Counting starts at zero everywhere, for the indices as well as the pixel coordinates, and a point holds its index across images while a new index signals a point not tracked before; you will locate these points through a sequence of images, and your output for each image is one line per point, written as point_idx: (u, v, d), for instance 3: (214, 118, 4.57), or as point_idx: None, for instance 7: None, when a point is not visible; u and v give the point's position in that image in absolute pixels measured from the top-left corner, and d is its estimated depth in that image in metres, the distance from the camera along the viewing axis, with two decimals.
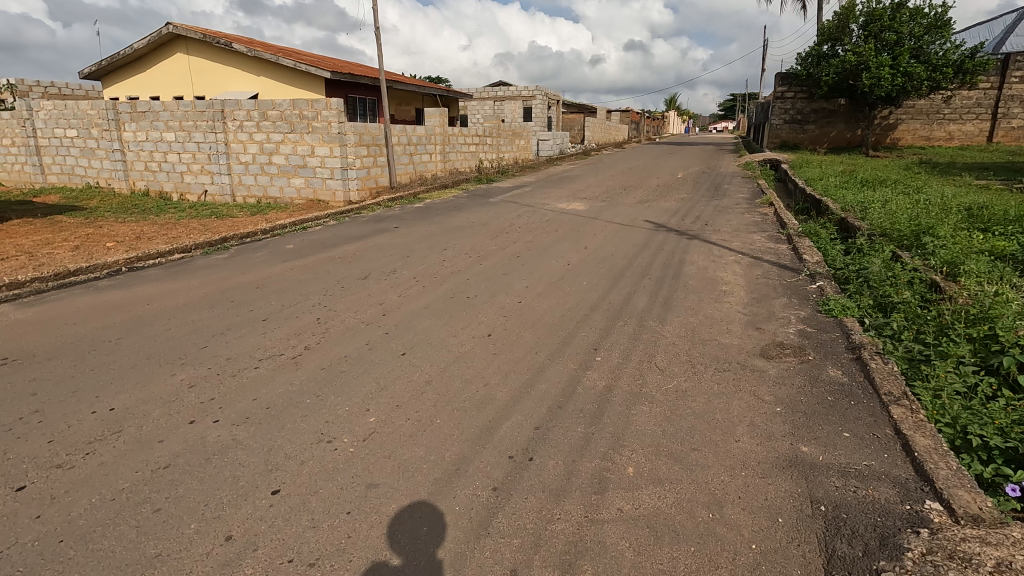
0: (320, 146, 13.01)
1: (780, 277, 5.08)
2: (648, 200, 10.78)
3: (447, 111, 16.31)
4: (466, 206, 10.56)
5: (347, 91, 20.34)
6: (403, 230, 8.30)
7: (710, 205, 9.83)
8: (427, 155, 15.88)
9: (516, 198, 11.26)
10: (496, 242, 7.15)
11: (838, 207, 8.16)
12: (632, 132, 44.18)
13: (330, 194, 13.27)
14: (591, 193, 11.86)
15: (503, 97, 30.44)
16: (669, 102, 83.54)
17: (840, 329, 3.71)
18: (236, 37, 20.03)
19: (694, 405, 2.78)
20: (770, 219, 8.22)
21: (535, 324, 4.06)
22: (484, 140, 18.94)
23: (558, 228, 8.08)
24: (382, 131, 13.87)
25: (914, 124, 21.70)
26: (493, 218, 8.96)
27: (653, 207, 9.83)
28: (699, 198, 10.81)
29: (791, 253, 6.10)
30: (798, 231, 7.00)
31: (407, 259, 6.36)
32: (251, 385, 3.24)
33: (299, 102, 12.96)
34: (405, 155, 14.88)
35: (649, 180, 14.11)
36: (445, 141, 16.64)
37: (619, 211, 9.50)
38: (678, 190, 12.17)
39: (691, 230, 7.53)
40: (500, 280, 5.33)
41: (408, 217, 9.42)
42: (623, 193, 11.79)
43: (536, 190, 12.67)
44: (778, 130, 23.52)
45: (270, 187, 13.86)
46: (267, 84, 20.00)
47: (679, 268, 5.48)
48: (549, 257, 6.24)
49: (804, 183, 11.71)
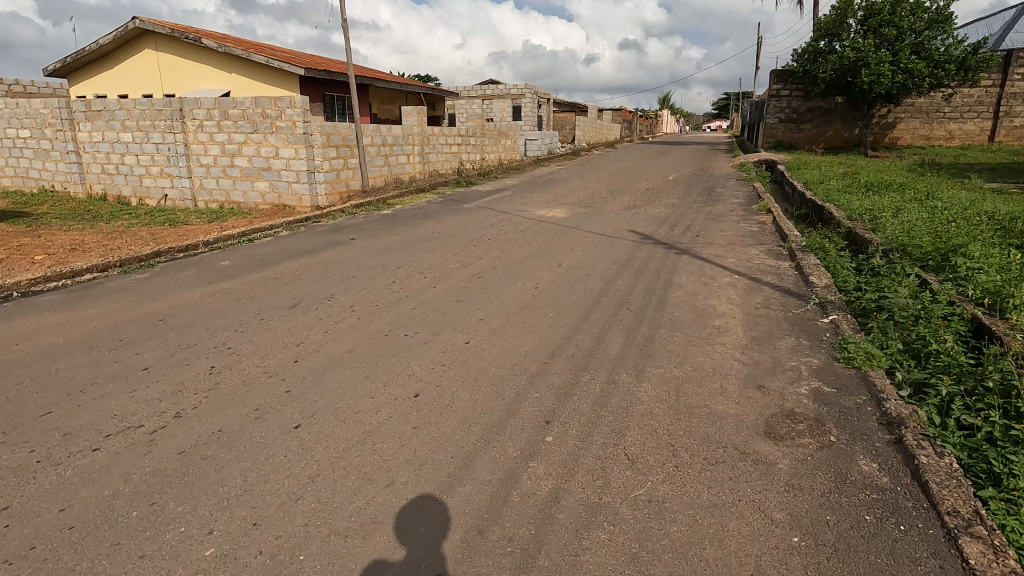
0: (284, 147, 12.13)
1: (784, 307, 4.24)
2: (635, 205, 9.97)
3: (425, 109, 15.46)
4: (438, 213, 9.72)
5: (322, 88, 19.43)
6: (360, 242, 7.45)
7: (702, 212, 9.00)
8: (404, 156, 15.01)
9: (493, 204, 10.43)
10: (459, 259, 6.31)
11: (843, 216, 7.37)
12: (625, 132, 43.37)
13: (295, 199, 12.37)
14: (575, 198, 11.05)
15: (491, 95, 29.57)
16: (663, 101, 82.86)
17: (867, 390, 2.87)
18: (206, 32, 19.07)
19: (672, 532, 1.93)
20: (769, 228, 7.41)
21: (478, 378, 3.21)
22: (467, 140, 18.08)
23: (532, 240, 7.24)
24: (354, 131, 12.97)
25: (914, 123, 20.98)
26: (463, 227, 8.13)
27: (641, 214, 9.01)
28: (691, 204, 9.99)
29: (795, 273, 5.27)
30: (801, 245, 6.17)
31: (351, 281, 5.51)
32: (72, 482, 2.38)
33: (261, 100, 12.10)
34: (379, 157, 14.02)
35: (638, 183, 13.30)
36: (424, 142, 15.78)
37: (603, 219, 8.68)
38: (668, 194, 11.37)
39: (680, 244, 6.71)
40: (450, 311, 4.47)
41: (370, 227, 8.54)
42: (609, 197, 10.95)
43: (516, 194, 11.83)
44: (773, 129, 22.77)
45: (233, 191, 12.94)
46: (238, 82, 19.06)
47: (664, 295, 4.63)
48: (515, 278, 5.39)
49: (802, 187, 10.95)
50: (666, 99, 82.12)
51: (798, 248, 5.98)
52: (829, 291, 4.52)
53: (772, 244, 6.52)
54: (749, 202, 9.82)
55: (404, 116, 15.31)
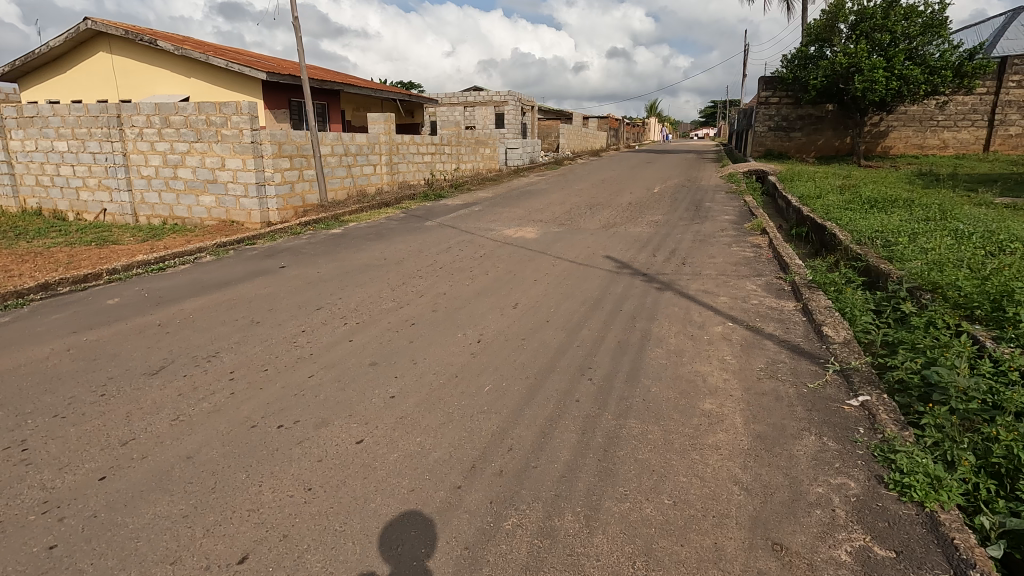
0: (230, 158, 11.00)
1: (795, 377, 3.21)
2: (615, 223, 9.00)
3: (393, 116, 14.45)
4: (395, 232, 8.66)
5: (288, 93, 18.47)
6: (291, 271, 6.36)
7: (690, 232, 8.01)
8: (369, 167, 13.94)
9: (459, 221, 9.40)
10: (398, 295, 5.24)
11: (850, 239, 6.43)
12: (612, 140, 42.63)
13: (244, 215, 11.24)
14: (552, 214, 10.04)
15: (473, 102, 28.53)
16: (651, 109, 82.55)
17: (944, 557, 1.84)
18: (163, 34, 17.89)
19: None
20: (766, 254, 6.42)
21: (349, 522, 2.12)
22: (440, 149, 17.07)
23: (491, 268, 6.19)
24: (310, 140, 11.86)
25: (906, 131, 20.28)
26: (416, 251, 7.07)
27: (621, 235, 8.01)
28: (678, 221, 9.00)
29: (804, 318, 4.25)
30: (805, 278, 5.18)
31: (252, 329, 4.41)
32: None
33: (205, 106, 10.98)
34: (339, 168, 12.95)
35: (622, 196, 12.34)
36: (392, 151, 14.74)
37: (577, 240, 7.70)
38: (653, 209, 10.38)
39: (663, 274, 5.68)
40: (355, 381, 3.37)
41: (311, 250, 7.45)
42: (586, 214, 9.94)
43: (487, 209, 10.80)
44: (762, 137, 21.99)
45: (177, 205, 11.78)
46: (197, 87, 17.90)
47: (639, 356, 3.58)
48: (456, 327, 4.31)
49: (797, 202, 10.06)
50: (654, 106, 81.86)
51: (802, 283, 4.99)
52: (850, 350, 3.51)
53: (771, 276, 5.51)
54: (741, 220, 8.86)
55: (370, 123, 14.31)
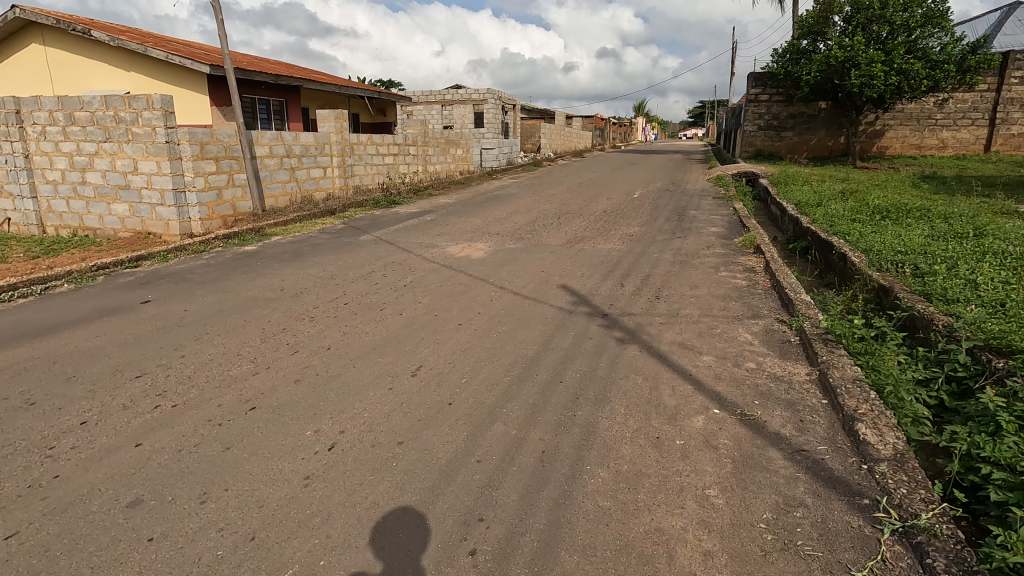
0: (144, 160, 9.50)
1: (828, 550, 1.85)
2: (582, 236, 7.65)
3: (346, 114, 13.03)
4: (319, 249, 7.23)
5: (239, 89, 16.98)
6: (153, 309, 4.91)
7: (669, 249, 6.66)
8: (316, 170, 12.48)
9: (403, 234, 8.02)
10: (265, 350, 3.83)
11: (865, 264, 5.15)
12: (598, 140, 41.40)
13: (161, 226, 9.71)
14: (513, 225, 8.69)
15: (452, 101, 27.40)
16: (638, 109, 81.57)
17: None
18: (99, 23, 16.26)
19: None
20: (762, 283, 5.08)
21: None
22: (404, 149, 15.70)
23: (411, 303, 4.80)
24: (241, 139, 10.37)
25: (903, 131, 19.15)
26: (327, 278, 5.66)
27: (586, 253, 6.66)
28: (657, 234, 7.68)
29: (826, 400, 2.89)
30: (818, 324, 3.83)
31: (16, 419, 2.98)
32: None
33: (112, 100, 9.45)
34: (279, 171, 11.49)
35: (597, 203, 11.00)
36: (345, 152, 13.30)
37: (531, 260, 6.33)
38: (630, 219, 9.04)
39: (629, 315, 4.30)
40: (69, 556, 1.95)
41: (202, 275, 6.01)
42: (552, 225, 8.58)
43: (440, 219, 9.42)
44: (752, 137, 20.79)
45: (86, 215, 10.25)
46: (137, 81, 16.29)
47: (568, 490, 2.21)
48: (308, 416, 2.89)
49: (793, 210, 8.82)
50: (641, 105, 81.00)
51: (814, 331, 3.67)
52: (910, 481, 2.15)
53: (770, 319, 4.16)
54: (730, 233, 7.55)
55: (320, 121, 12.92)
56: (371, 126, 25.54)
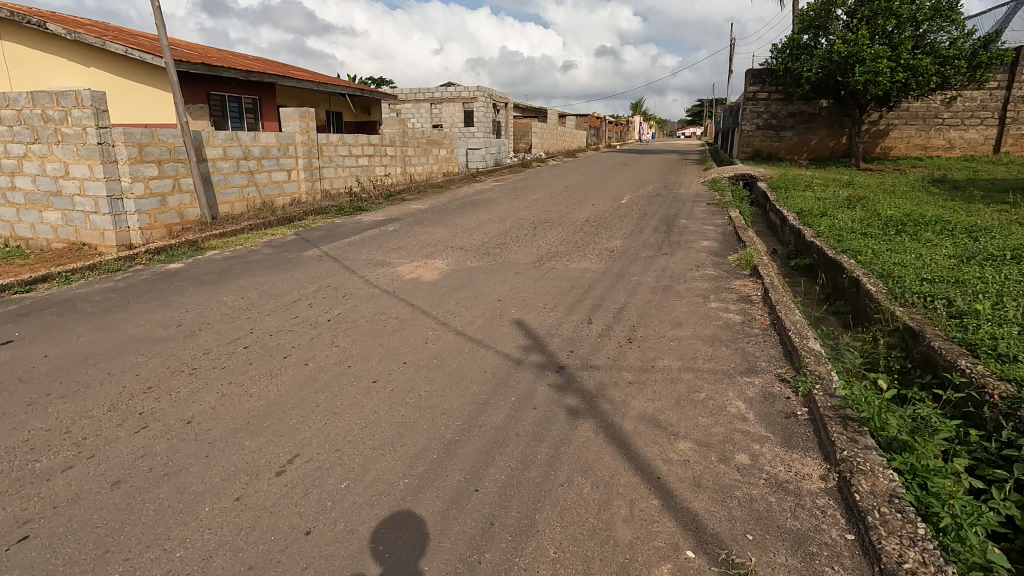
0: (75, 163, 8.54)
1: None
2: (555, 252, 6.74)
3: (312, 113, 12.11)
4: (253, 268, 6.29)
5: (207, 86, 16.02)
6: (12, 351, 4.00)
7: (652, 269, 5.75)
8: (279, 173, 11.58)
9: (355, 249, 7.11)
10: (107, 425, 2.91)
11: (885, 296, 4.26)
12: (593, 140, 40.54)
13: (97, 236, 8.74)
14: (482, 237, 7.78)
15: (440, 99, 26.74)
16: (635, 107, 80.93)
17: None
18: (58, 16, 15.29)
19: None
20: (761, 319, 4.18)
21: None
22: (380, 150, 14.82)
23: (326, 347, 3.88)
24: (187, 140, 9.42)
25: (908, 130, 18.26)
26: (241, 309, 4.75)
27: (557, 274, 5.74)
28: (641, 249, 6.76)
29: (855, 533, 1.98)
30: (832, 388, 2.93)
31: None
32: None
33: (39, 96, 8.49)
34: (235, 175, 10.56)
35: (581, 210, 10.09)
36: (313, 153, 12.39)
37: (491, 284, 5.43)
38: (614, 229, 8.13)
39: (590, 370, 3.38)
40: None
41: (101, 302, 5.08)
42: (526, 237, 7.68)
43: (405, 229, 8.52)
44: (750, 137, 19.92)
45: (18, 223, 9.33)
46: (96, 77, 15.26)
47: None
48: (93, 557, 1.97)
49: (795, 220, 7.92)
50: (638, 104, 80.37)
51: (827, 403, 2.77)
52: None
53: (770, 376, 3.25)
54: (723, 248, 6.64)
55: (284, 120, 12.00)
56: (355, 125, 24.61)
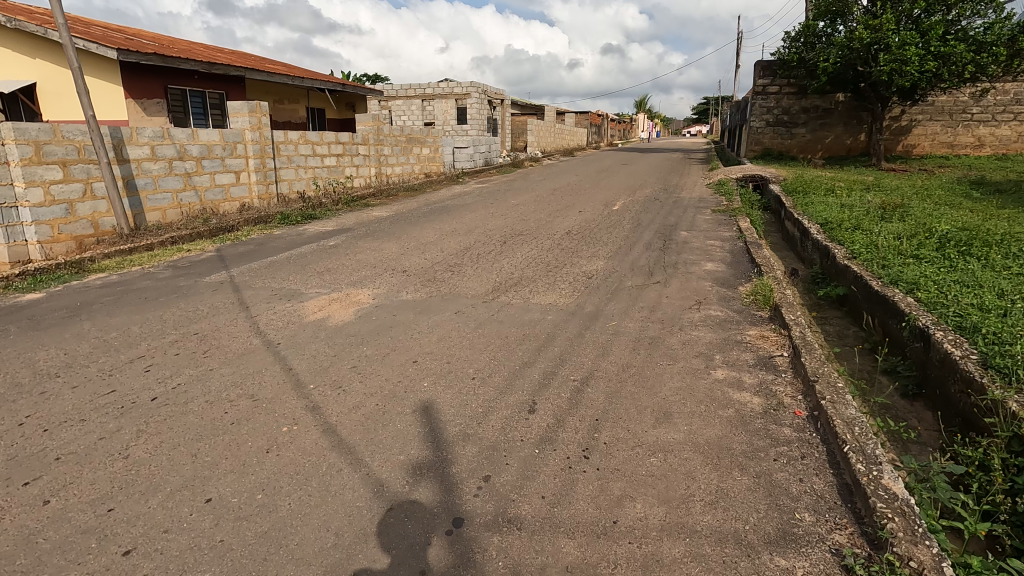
0: None
1: None
2: (518, 279, 5.31)
3: (264, 107, 10.70)
4: (126, 301, 4.90)
5: (165, 79, 14.64)
6: None
7: (637, 308, 4.31)
8: (223, 175, 10.19)
9: (272, 273, 5.71)
10: None
11: (983, 372, 2.81)
12: (594, 138, 39.07)
13: None
14: (436, 255, 6.37)
15: (431, 95, 25.29)
16: (639, 104, 79.38)
17: None
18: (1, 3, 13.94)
19: None
20: (795, 410, 2.72)
21: None
22: (350, 149, 13.43)
23: (105, 461, 2.46)
24: (101, 139, 8.00)
25: (933, 127, 16.70)
26: (47, 376, 3.33)
27: (512, 314, 4.29)
28: (627, 274, 5.32)
29: None
30: None
31: None
32: None
33: None
34: (166, 177, 9.16)
35: (565, 219, 8.66)
36: (266, 152, 11.00)
37: (417, 330, 3.99)
38: (598, 245, 6.69)
39: (504, 533, 1.95)
40: None
41: None
42: (488, 257, 6.25)
43: (349, 243, 7.12)
44: (759, 134, 18.40)
45: None
46: (41, 70, 13.93)
47: None
48: None
49: (821, 236, 6.44)
50: (643, 101, 78.73)
51: None
52: None
53: (823, 559, 1.81)
54: (733, 274, 5.19)
55: (232, 115, 10.57)
56: (339, 122, 23.20)
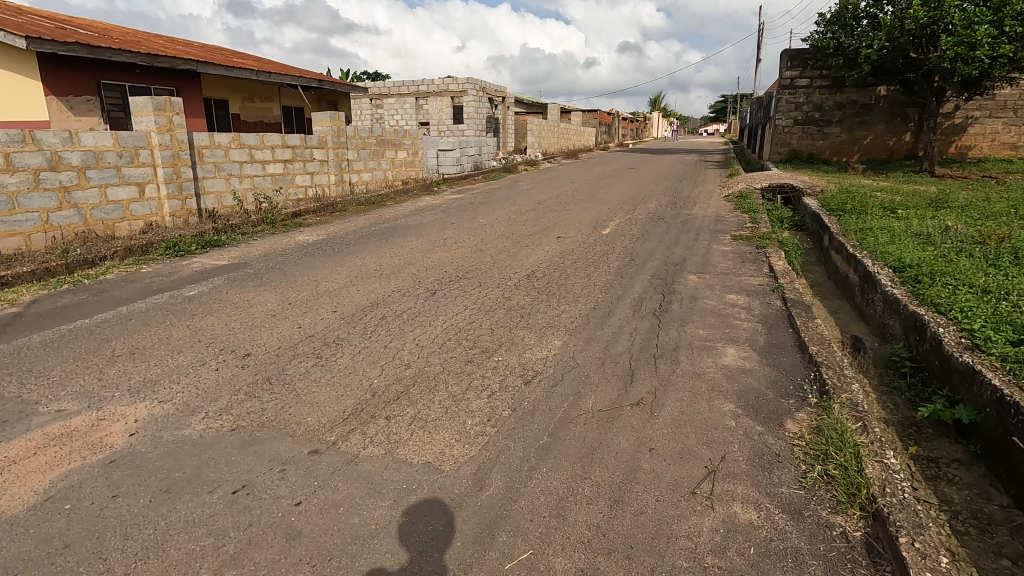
0: None
1: None
2: (409, 384, 3.19)
3: (176, 104, 8.66)
4: None
5: (97, 73, 12.76)
6: None
7: (583, 495, 2.15)
8: (120, 189, 8.20)
9: (41, 357, 3.66)
10: None
11: None
12: (604, 138, 36.72)
13: None
14: (318, 323, 4.26)
15: (424, 92, 23.24)
16: (654, 103, 76.54)
17: None
18: None
19: None
20: None
21: None
22: (300, 153, 11.38)
23: None
24: None
25: (993, 124, 14.21)
26: None
27: (335, 504, 2.17)
28: (590, 377, 3.16)
29: None
30: None
31: None
32: None
33: None
34: (30, 193, 7.18)
35: (534, 250, 6.52)
36: (181, 159, 8.97)
37: (105, 561, 1.90)
38: (564, 302, 4.54)
39: None
40: None
41: None
42: (391, 328, 4.11)
43: (218, 294, 5.02)
44: (785, 134, 16.05)
45: None
46: None
47: None
48: None
49: (904, 296, 4.23)
50: (658, 99, 76.06)
51: None
52: None
53: None
54: (772, 383, 3.01)
55: (136, 113, 8.53)
56: None
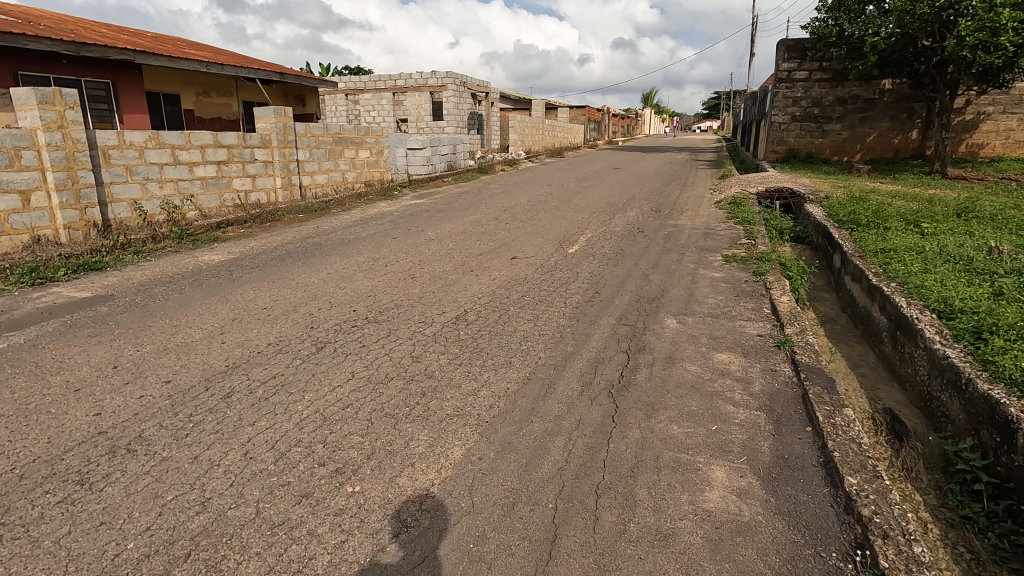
0: None
1: None
2: (179, 557, 1.90)
3: (66, 95, 7.30)
4: None
5: (15, 64, 11.37)
6: None
7: None
8: None
9: None
10: None
11: None
12: (592, 135, 35.43)
13: None
14: (129, 407, 2.96)
15: (400, 87, 21.89)
16: (647, 100, 75.30)
17: None
18: None
19: None
20: None
21: None
22: (237, 153, 10.04)
23: None
24: None
25: (1007, 120, 13.03)
26: None
27: None
28: (482, 546, 1.88)
29: None
30: None
31: None
32: None
33: None
34: None
35: (479, 277, 5.24)
36: (78, 161, 7.58)
37: None
38: (490, 369, 3.25)
39: None
40: None
41: None
42: (229, 416, 2.83)
43: (28, 349, 3.70)
44: (782, 131, 14.83)
45: None
46: None
47: None
48: None
49: (966, 365, 2.97)
50: (649, 96, 74.92)
51: None
52: None
53: None
54: (789, 570, 1.74)
55: (18, 107, 7.16)
56: None
